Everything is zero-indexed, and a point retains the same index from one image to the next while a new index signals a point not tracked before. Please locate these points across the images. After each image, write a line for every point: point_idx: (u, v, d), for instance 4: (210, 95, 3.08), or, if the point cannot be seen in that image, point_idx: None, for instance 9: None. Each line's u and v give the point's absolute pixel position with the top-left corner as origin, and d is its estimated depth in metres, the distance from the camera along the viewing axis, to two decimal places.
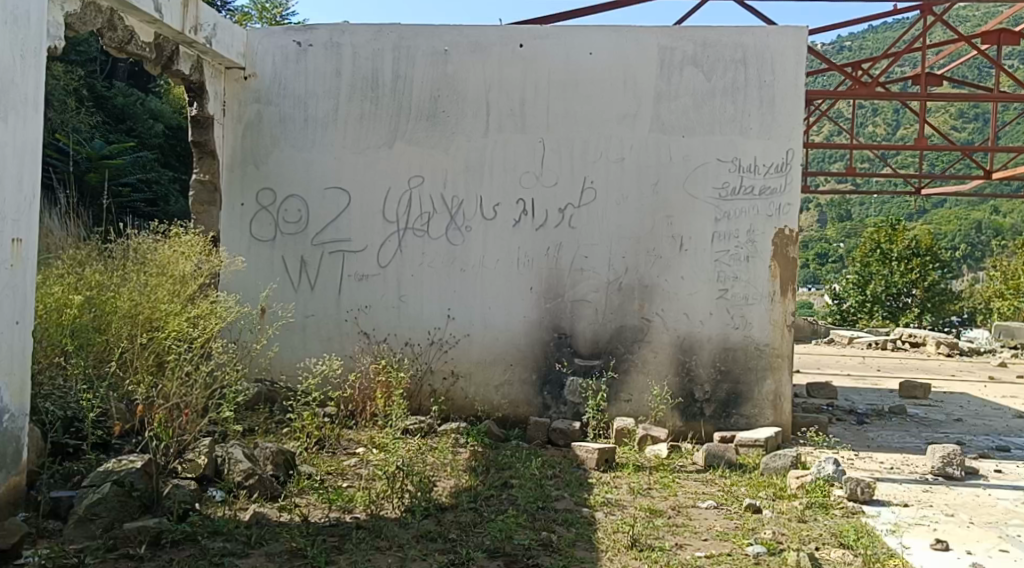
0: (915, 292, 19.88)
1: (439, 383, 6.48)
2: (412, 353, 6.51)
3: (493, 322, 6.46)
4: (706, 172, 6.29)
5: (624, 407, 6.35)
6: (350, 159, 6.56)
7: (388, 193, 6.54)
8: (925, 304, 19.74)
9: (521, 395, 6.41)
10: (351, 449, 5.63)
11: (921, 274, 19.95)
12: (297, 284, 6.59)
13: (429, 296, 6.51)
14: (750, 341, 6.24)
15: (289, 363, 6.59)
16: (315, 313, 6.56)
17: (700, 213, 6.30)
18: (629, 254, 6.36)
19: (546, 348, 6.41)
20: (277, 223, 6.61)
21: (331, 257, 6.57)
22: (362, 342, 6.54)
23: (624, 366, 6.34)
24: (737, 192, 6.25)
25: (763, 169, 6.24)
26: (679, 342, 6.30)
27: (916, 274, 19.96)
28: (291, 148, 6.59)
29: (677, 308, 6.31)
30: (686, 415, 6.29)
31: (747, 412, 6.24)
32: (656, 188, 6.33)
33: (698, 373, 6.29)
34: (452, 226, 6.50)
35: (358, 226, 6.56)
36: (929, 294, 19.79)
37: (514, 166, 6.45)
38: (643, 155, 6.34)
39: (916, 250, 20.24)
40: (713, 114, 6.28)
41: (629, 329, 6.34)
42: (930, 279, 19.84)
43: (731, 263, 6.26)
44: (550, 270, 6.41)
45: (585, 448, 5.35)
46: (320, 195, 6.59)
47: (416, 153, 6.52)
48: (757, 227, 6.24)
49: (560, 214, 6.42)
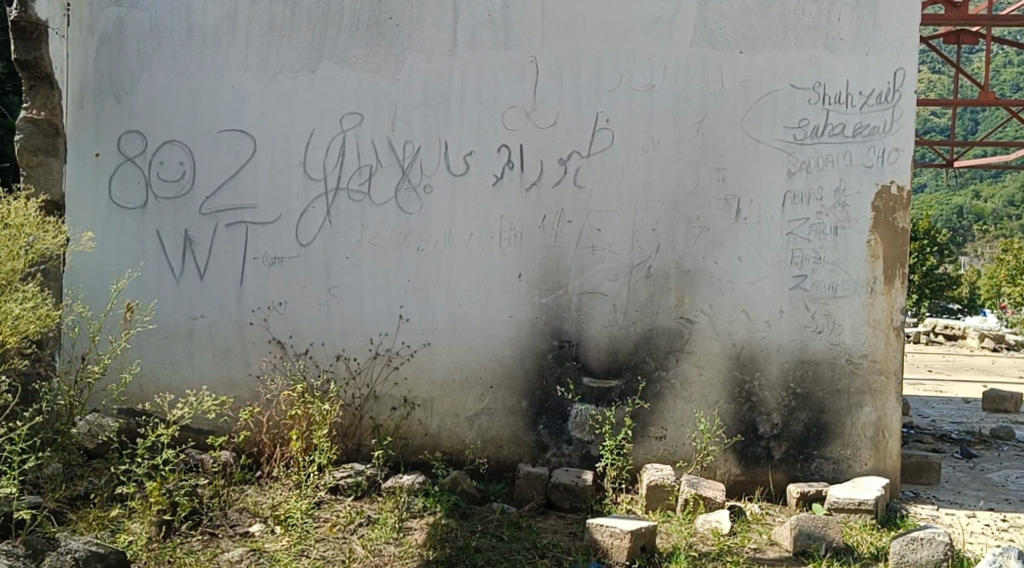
0: (914, 278, 17.56)
1: (386, 416, 4.47)
2: (347, 372, 4.48)
3: (465, 325, 4.45)
4: (774, 104, 4.30)
5: (656, 449, 4.37)
6: (254, 88, 4.49)
7: (310, 138, 4.48)
8: (923, 290, 17.52)
9: (507, 431, 4.43)
10: (242, 530, 3.59)
11: (921, 259, 17.60)
12: (179, 271, 4.52)
13: (373, 289, 4.48)
14: (839, 351, 4.29)
15: (168, 386, 4.53)
16: (206, 313, 4.52)
17: (766, 165, 4.32)
18: (661, 223, 4.36)
19: (542, 363, 4.41)
20: (148, 183, 4.53)
21: (229, 231, 4.51)
22: (273, 354, 4.48)
23: (656, 389, 4.37)
24: (820, 133, 4.29)
25: (859, 99, 4.27)
26: (735, 353, 4.34)
27: (916, 260, 17.54)
28: (169, 73, 4.51)
29: (732, 303, 4.34)
30: (747, 459, 4.33)
31: (835, 454, 4.29)
32: (701, 129, 4.34)
33: (763, 399, 4.32)
34: (405, 186, 4.47)
35: (268, 187, 4.50)
36: (928, 279, 17.63)
37: (494, 99, 4.42)
38: (681, 81, 4.35)
39: (915, 233, 17.62)
40: (786, 19, 4.28)
41: (663, 334, 4.36)
42: (930, 263, 17.61)
43: (810, 238, 4.30)
44: (547, 250, 4.40)
45: (608, 532, 3.35)
46: (211, 141, 4.51)
47: (352, 79, 4.46)
48: (850, 183, 4.27)
49: (562, 167, 4.40)
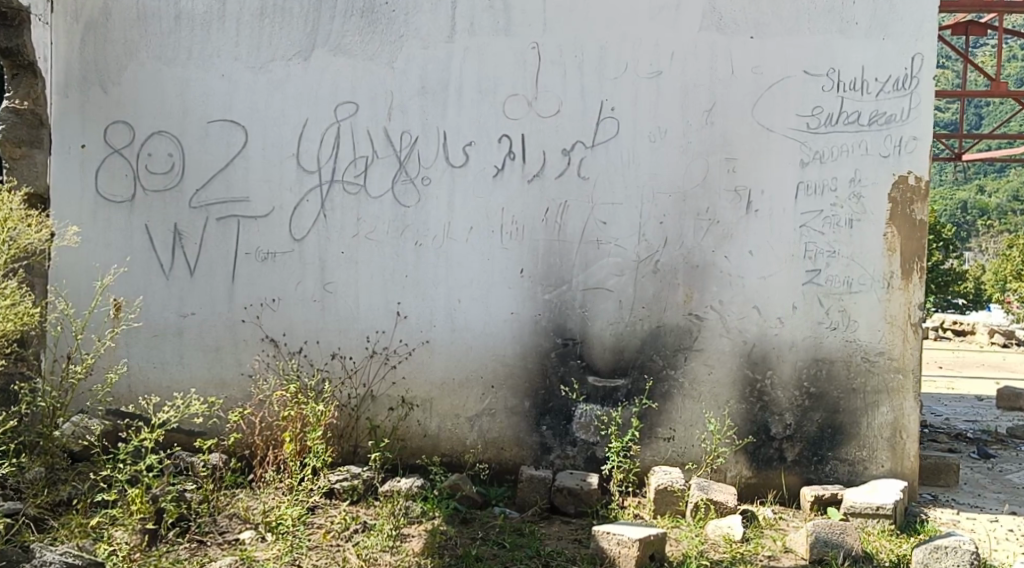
0: None
1: (383, 417, 4.31)
2: (343, 371, 4.32)
3: (465, 322, 4.28)
4: (787, 91, 4.13)
5: (664, 451, 4.21)
6: (245, 77, 4.32)
7: (303, 128, 4.31)
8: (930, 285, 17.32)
9: (509, 432, 4.26)
10: (231, 538, 3.44)
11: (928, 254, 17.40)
12: (169, 267, 4.36)
13: (369, 285, 4.32)
14: (854, 348, 4.12)
15: (158, 386, 4.37)
16: (197, 310, 4.36)
17: (778, 155, 4.14)
18: (669, 216, 4.19)
19: (545, 362, 4.25)
20: (136, 176, 4.36)
21: (220, 225, 4.35)
22: (266, 353, 4.32)
23: (663, 389, 4.21)
24: (835, 122, 4.11)
25: (875, 86, 4.09)
26: (746, 351, 4.17)
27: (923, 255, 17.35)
28: (157, 61, 4.34)
29: (742, 299, 4.17)
30: (758, 461, 4.16)
31: (850, 456, 4.13)
32: (710, 117, 4.16)
33: (775, 398, 4.15)
34: (402, 178, 4.30)
35: (260, 179, 4.34)
36: (935, 275, 17.43)
37: (494, 87, 4.25)
38: (689, 67, 4.17)
39: None
40: (799, 3, 4.10)
41: (671, 332, 4.20)
42: (937, 259, 17.41)
43: (824, 231, 4.13)
44: (550, 244, 4.23)
45: (616, 540, 3.19)
46: (200, 132, 4.34)
47: (347, 67, 4.29)
48: (865, 173, 4.10)
49: (565, 158, 4.23)
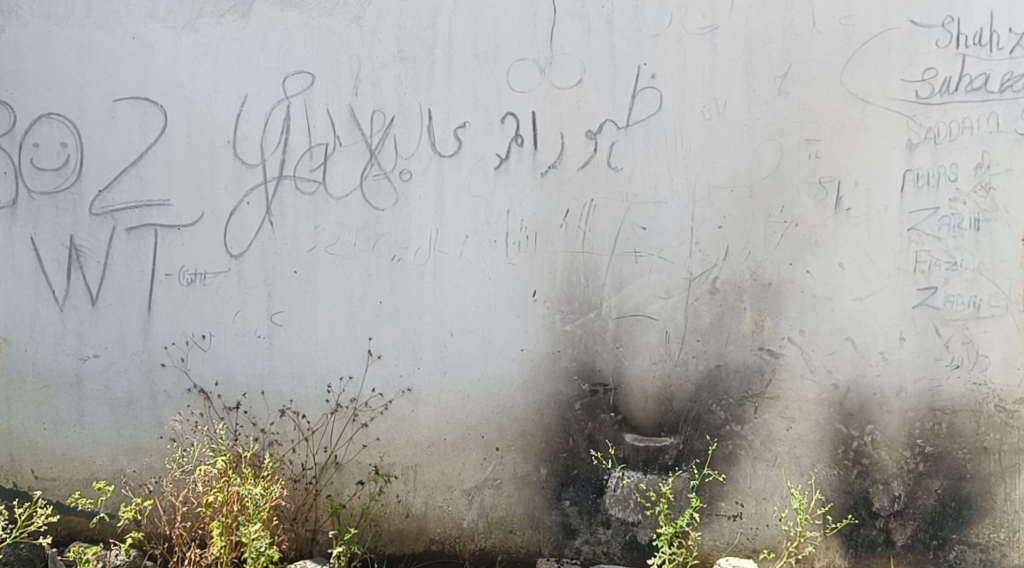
0: None
1: (351, 494, 3.23)
2: (297, 432, 3.23)
3: (459, 364, 3.20)
4: (888, 49, 3.06)
5: (729, 535, 3.14)
6: (162, 40, 3.24)
7: (240, 106, 3.24)
8: None
9: (520, 511, 3.20)
10: None
11: None
12: (63, 296, 3.29)
13: (331, 317, 3.23)
14: (986, 394, 3.04)
15: (50, 455, 3.30)
16: (101, 352, 3.28)
17: (878, 133, 3.07)
18: (731, 218, 3.12)
19: (567, 416, 3.17)
20: (18, 173, 3.28)
21: (132, 238, 3.27)
22: (195, 409, 3.24)
23: (726, 451, 3.14)
24: (954, 88, 3.04)
25: (1007, 39, 3.03)
26: (838, 399, 3.10)
27: None
28: (45, 21, 3.27)
29: (832, 328, 3.10)
30: (855, 546, 3.11)
31: (982, 538, 3.06)
32: (784, 85, 3.10)
33: (879, 462, 3.09)
34: (373, 172, 3.22)
35: (185, 176, 3.25)
36: None
37: (494, 50, 3.18)
38: (756, 19, 3.10)
39: None
40: None
41: (736, 374, 3.13)
42: None
43: (943, 236, 3.06)
44: (572, 258, 3.16)
45: None
46: (103, 114, 3.26)
47: (298, 26, 3.22)
48: (997, 157, 3.03)
49: (591, 143, 3.16)
